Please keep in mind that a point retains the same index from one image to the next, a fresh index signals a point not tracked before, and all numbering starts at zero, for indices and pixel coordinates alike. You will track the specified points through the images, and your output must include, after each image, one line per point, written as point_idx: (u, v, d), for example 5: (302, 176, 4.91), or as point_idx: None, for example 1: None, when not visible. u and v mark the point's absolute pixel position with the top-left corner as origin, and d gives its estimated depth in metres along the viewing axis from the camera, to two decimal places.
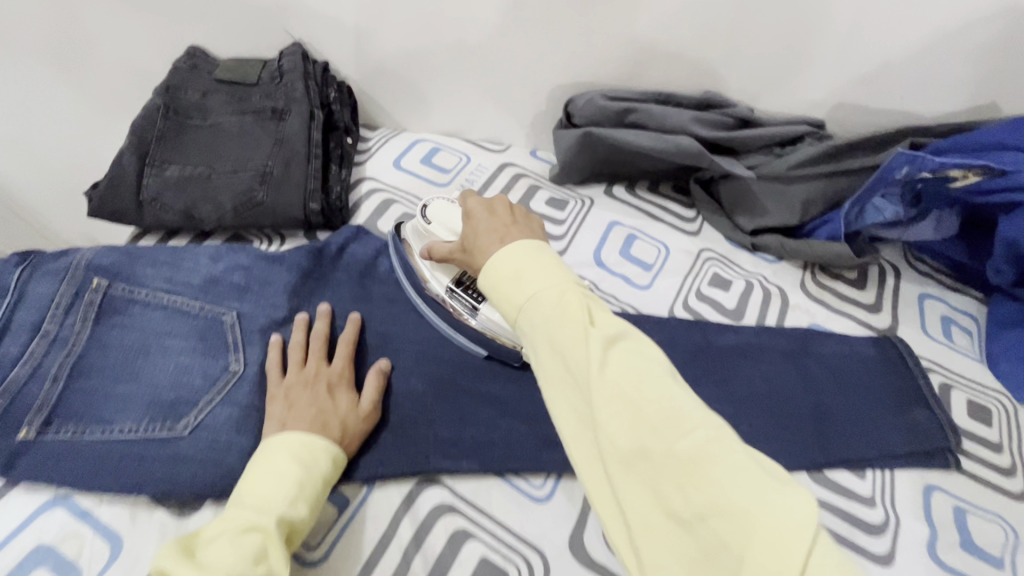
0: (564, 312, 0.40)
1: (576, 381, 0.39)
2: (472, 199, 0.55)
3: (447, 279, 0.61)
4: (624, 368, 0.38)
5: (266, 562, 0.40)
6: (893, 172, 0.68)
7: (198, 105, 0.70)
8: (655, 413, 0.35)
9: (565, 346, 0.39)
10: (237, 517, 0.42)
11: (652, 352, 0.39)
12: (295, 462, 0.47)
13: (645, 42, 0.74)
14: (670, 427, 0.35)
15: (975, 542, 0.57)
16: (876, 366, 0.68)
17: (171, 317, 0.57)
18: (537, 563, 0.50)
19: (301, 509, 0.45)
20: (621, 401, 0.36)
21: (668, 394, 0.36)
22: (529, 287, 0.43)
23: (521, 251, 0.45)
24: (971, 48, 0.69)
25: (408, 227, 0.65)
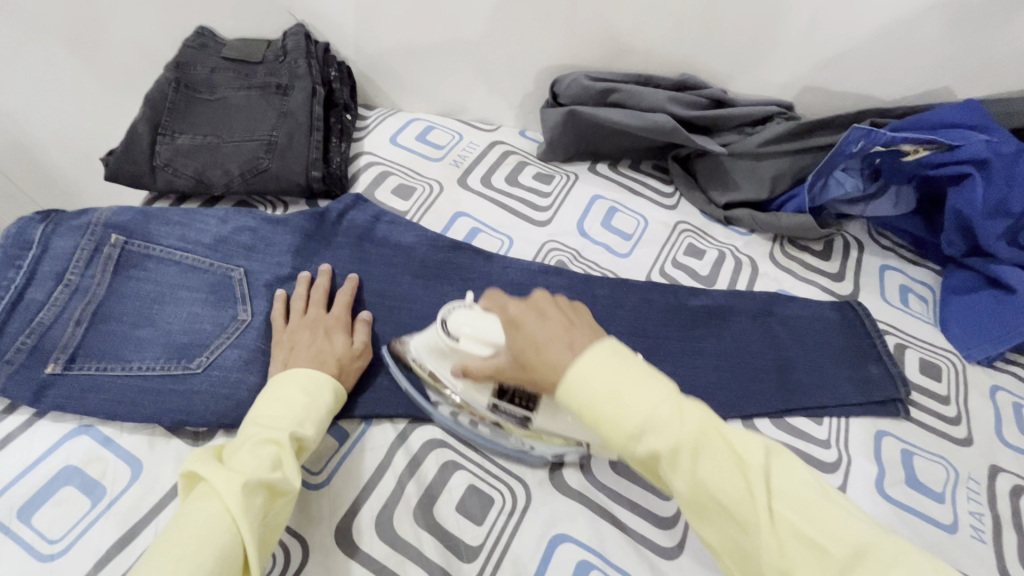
0: (703, 445, 0.40)
1: (738, 516, 0.39)
2: (512, 304, 0.50)
3: (487, 396, 0.56)
4: (785, 495, 0.39)
5: (282, 469, 0.46)
6: (852, 146, 0.73)
7: (207, 80, 0.75)
8: (839, 549, 0.36)
9: (721, 486, 0.39)
10: (254, 432, 0.47)
11: (797, 468, 0.40)
12: (303, 389, 0.52)
13: (626, 27, 0.80)
14: (858, 562, 0.35)
15: (919, 479, 0.62)
16: (837, 327, 0.74)
17: (184, 272, 0.62)
18: (520, 491, 0.55)
19: (310, 428, 0.50)
20: (799, 541, 0.37)
21: (840, 523, 0.37)
22: (638, 412, 0.40)
23: (609, 368, 0.42)
24: (925, 34, 0.74)
25: (420, 348, 0.58)
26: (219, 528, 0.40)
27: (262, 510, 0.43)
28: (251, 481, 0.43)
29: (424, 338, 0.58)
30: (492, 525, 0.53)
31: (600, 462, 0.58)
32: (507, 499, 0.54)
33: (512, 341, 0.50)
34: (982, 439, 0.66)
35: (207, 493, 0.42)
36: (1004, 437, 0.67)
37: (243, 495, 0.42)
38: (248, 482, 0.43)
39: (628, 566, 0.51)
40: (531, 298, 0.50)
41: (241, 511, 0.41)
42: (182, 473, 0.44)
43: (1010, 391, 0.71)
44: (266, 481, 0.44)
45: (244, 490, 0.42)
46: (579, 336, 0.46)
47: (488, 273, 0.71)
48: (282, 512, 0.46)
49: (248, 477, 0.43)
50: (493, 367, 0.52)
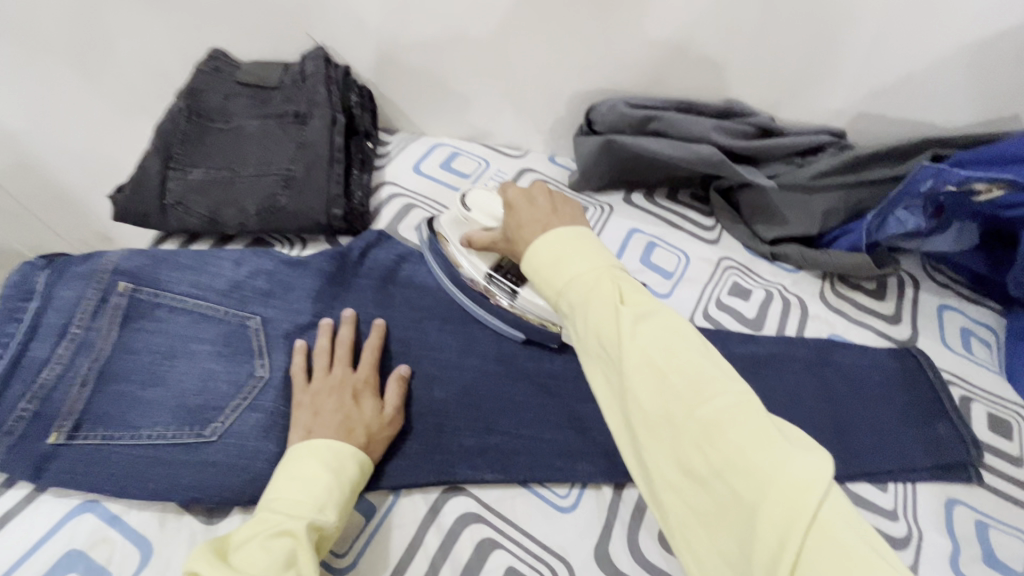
0: (595, 288, 0.40)
1: (605, 351, 0.39)
2: (511, 190, 0.53)
3: (485, 266, 0.62)
4: (652, 336, 0.37)
5: (296, 566, 0.40)
6: (918, 185, 0.67)
7: (220, 108, 0.71)
8: (681, 381, 0.36)
9: (594, 316, 0.39)
10: (270, 521, 0.43)
11: (679, 317, 0.39)
12: (323, 467, 0.47)
13: (667, 50, 0.74)
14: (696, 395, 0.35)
15: (997, 556, 0.57)
16: (896, 378, 0.68)
17: (196, 322, 0.58)
18: (564, 574, 0.50)
19: (331, 515, 0.45)
20: (647, 368, 0.36)
21: (693, 362, 0.36)
22: (568, 268, 0.42)
23: (563, 236, 0.44)
24: (997, 60, 0.68)
25: (442, 217, 0.66)
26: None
27: None
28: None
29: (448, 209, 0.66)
30: None
31: (649, 537, 0.53)
32: None
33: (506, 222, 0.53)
34: None
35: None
36: None
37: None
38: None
39: None
40: (528, 186, 0.52)
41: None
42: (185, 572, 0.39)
43: None
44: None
45: None
46: (558, 218, 0.47)
47: None
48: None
49: None
50: (491, 238, 0.58)
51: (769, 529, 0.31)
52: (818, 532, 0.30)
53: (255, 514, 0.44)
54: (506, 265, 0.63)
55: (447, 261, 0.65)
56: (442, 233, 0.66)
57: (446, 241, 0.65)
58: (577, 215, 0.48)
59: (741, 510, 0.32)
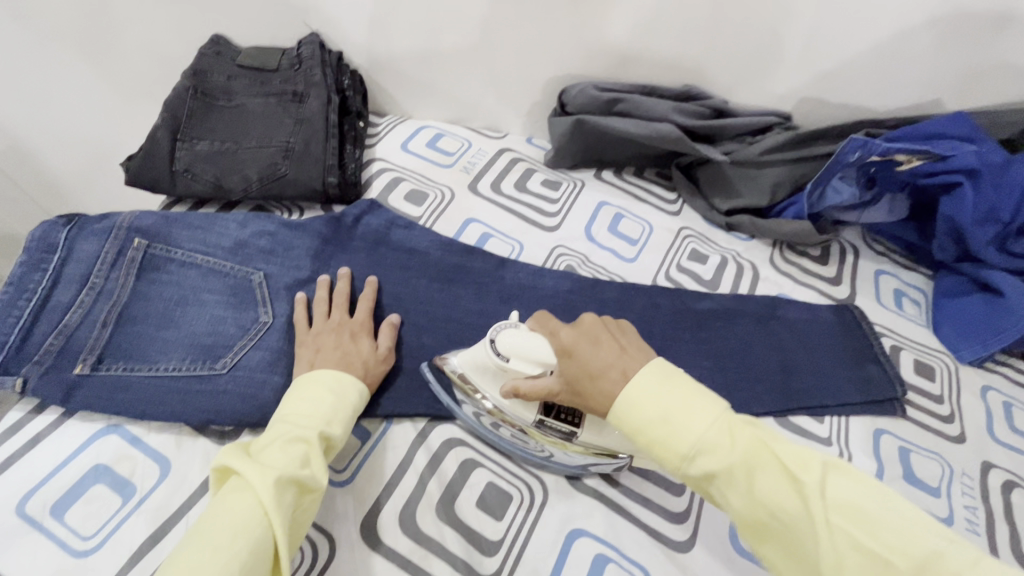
0: (756, 462, 0.42)
1: (798, 536, 0.40)
2: (564, 332, 0.51)
3: (533, 414, 0.55)
4: (842, 508, 0.40)
5: (311, 466, 0.47)
6: (848, 156, 0.76)
7: (223, 87, 0.77)
8: (906, 563, 0.37)
9: (776, 500, 0.41)
10: (284, 430, 0.49)
11: (864, 482, 0.41)
12: (330, 391, 0.53)
13: (632, 39, 0.82)
14: (923, 573, 0.36)
15: (916, 475, 0.65)
16: (833, 330, 0.77)
17: (205, 275, 0.63)
18: (537, 487, 0.57)
19: (336, 428, 0.51)
20: (863, 556, 0.38)
21: (900, 534, 0.38)
22: (691, 432, 0.43)
23: (654, 387, 0.45)
24: (918, 49, 0.77)
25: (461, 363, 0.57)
26: (252, 520, 0.41)
27: (292, 505, 0.45)
28: (282, 477, 0.44)
29: (471, 353, 0.57)
30: (512, 521, 0.55)
31: None
32: (526, 497, 0.56)
33: (564, 368, 0.51)
34: (974, 437, 0.69)
35: (240, 486, 0.44)
36: (995, 435, 0.70)
37: (276, 489, 0.43)
38: (280, 478, 0.44)
39: (643, 559, 0.54)
40: (581, 324, 0.51)
41: (273, 504, 0.42)
42: (214, 466, 0.45)
43: (1000, 391, 0.74)
44: (296, 477, 0.45)
45: (276, 484, 0.43)
46: (632, 360, 0.47)
47: (501, 276, 0.73)
48: (310, 509, 0.47)
49: (280, 473, 0.44)
50: (548, 387, 0.52)
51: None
52: None
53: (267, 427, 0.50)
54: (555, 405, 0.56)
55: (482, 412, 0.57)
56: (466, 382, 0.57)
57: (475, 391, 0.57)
58: (645, 352, 0.49)
59: None
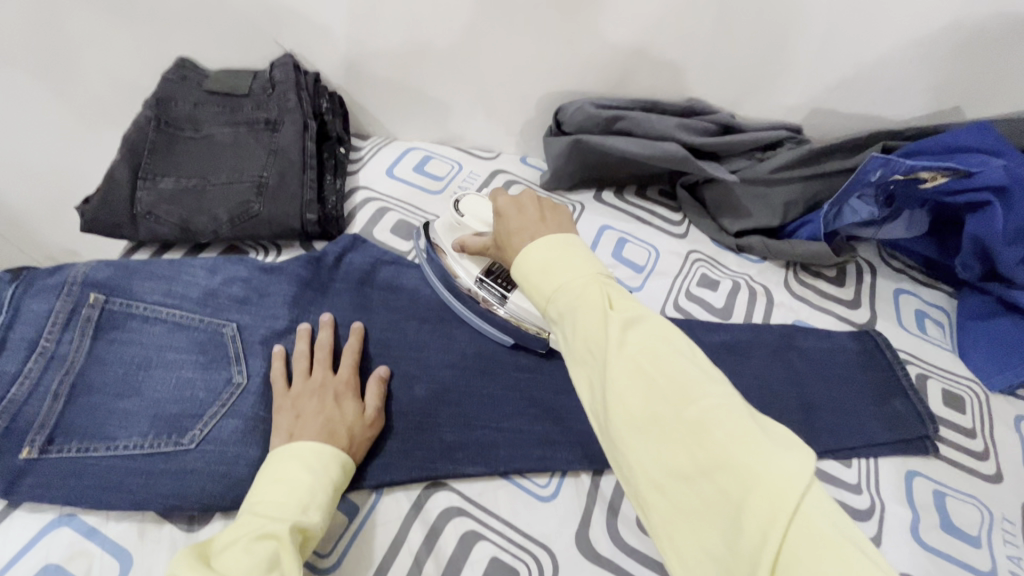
0: (587, 295, 0.41)
1: (593, 356, 0.39)
2: (500, 198, 0.54)
3: (476, 270, 0.62)
4: (640, 342, 0.38)
5: (280, 568, 0.41)
6: (869, 175, 0.71)
7: (189, 116, 0.70)
8: (667, 383, 0.37)
9: (586, 326, 0.40)
10: (251, 524, 0.43)
11: (669, 328, 0.40)
12: (306, 470, 0.47)
13: (630, 52, 0.76)
14: (676, 395, 0.36)
15: (954, 523, 0.60)
16: (856, 359, 0.72)
17: (170, 331, 0.57)
18: (547, 561, 0.52)
19: (314, 516, 0.46)
20: (636, 373, 0.37)
21: (676, 364, 0.37)
22: (558, 277, 0.43)
23: (550, 244, 0.45)
24: (937, 55, 0.72)
25: (437, 223, 0.67)
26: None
27: None
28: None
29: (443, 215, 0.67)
30: None
31: (627, 520, 0.55)
32: (533, 573, 0.51)
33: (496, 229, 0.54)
34: (1012, 475, 0.65)
35: None
36: None
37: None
38: None
39: None
40: (517, 195, 0.53)
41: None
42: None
43: None
44: None
45: None
46: (547, 227, 0.49)
47: None
48: None
49: None
50: (482, 243, 0.59)
51: (753, 521, 0.31)
52: (802, 525, 0.31)
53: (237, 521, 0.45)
54: (498, 270, 0.62)
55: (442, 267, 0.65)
56: (438, 241, 0.66)
57: (443, 249, 0.65)
58: (564, 224, 0.49)
59: (727, 508, 0.33)
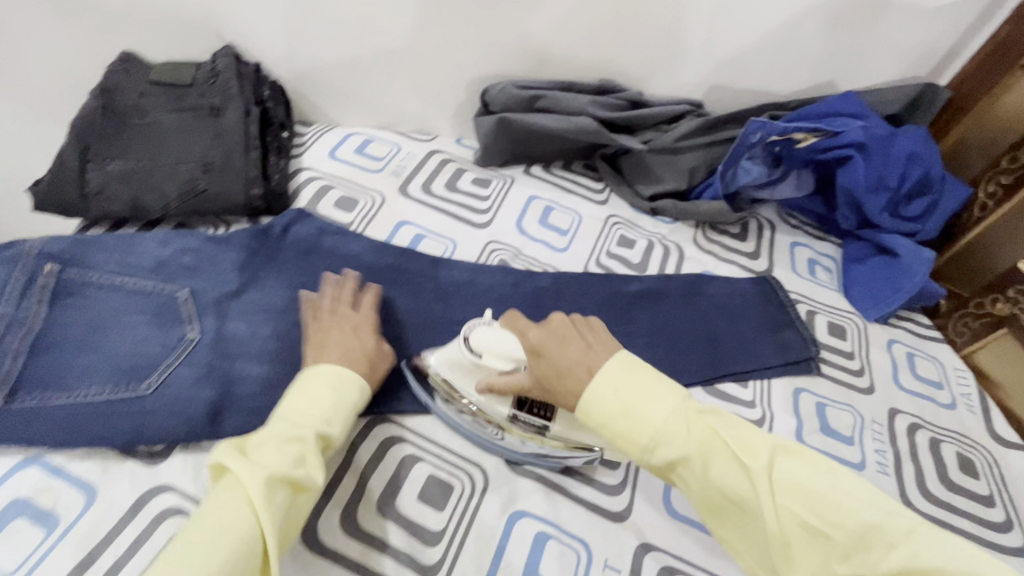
0: (710, 450, 0.47)
1: (751, 514, 0.45)
2: (534, 333, 0.55)
3: (507, 408, 0.59)
4: (786, 488, 0.44)
5: (306, 465, 0.49)
6: (751, 137, 0.82)
7: (136, 105, 0.75)
8: (836, 532, 0.42)
9: (734, 488, 0.46)
10: (284, 427, 0.51)
11: (807, 464, 0.45)
12: (332, 388, 0.54)
13: (546, 37, 0.85)
14: (852, 541, 0.41)
15: (830, 426, 0.71)
16: (753, 299, 0.82)
17: (125, 296, 0.62)
18: (478, 475, 0.59)
19: (336, 428, 0.53)
20: (802, 529, 0.43)
21: (835, 509, 0.42)
22: (654, 426, 0.48)
23: (615, 384, 0.50)
24: (808, 34, 0.83)
25: (438, 363, 0.61)
26: (242, 518, 0.44)
27: (284, 503, 0.47)
28: (273, 476, 0.47)
29: (445, 351, 0.61)
30: (453, 509, 0.56)
31: None
32: (466, 486, 0.58)
33: (534, 368, 0.55)
34: (881, 387, 0.76)
35: (233, 483, 0.46)
36: (900, 383, 0.77)
37: (265, 487, 0.46)
38: (270, 477, 0.47)
39: (583, 532, 0.56)
40: (550, 323, 0.55)
41: (261, 501, 0.45)
42: (213, 463, 0.48)
43: (904, 343, 0.82)
44: (288, 477, 0.48)
45: (266, 484, 0.46)
46: (597, 357, 0.52)
47: (435, 277, 0.75)
48: (304, 506, 0.50)
49: (272, 472, 0.47)
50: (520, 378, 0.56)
51: None
52: None
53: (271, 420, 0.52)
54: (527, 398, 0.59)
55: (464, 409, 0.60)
56: (447, 385, 0.61)
57: (457, 391, 0.60)
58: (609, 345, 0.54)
59: None
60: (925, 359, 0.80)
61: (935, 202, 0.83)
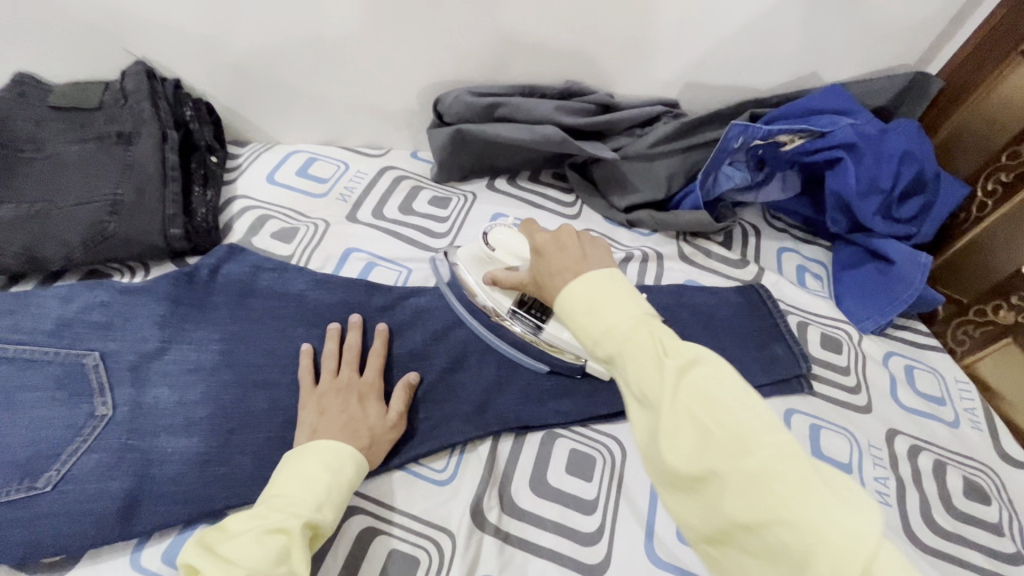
0: (640, 343, 0.39)
1: (649, 404, 0.39)
2: (540, 236, 0.52)
3: (509, 302, 0.64)
4: (696, 390, 0.37)
5: (288, 563, 0.44)
6: (732, 143, 0.75)
7: (31, 136, 0.65)
8: (723, 433, 0.36)
9: (643, 381, 0.39)
10: (269, 516, 0.46)
11: (725, 371, 0.39)
12: (324, 467, 0.50)
13: (501, 38, 0.76)
14: (736, 444, 0.35)
15: (827, 456, 0.65)
16: (737, 308, 0.76)
17: (20, 370, 0.55)
18: (446, 544, 0.54)
19: (327, 515, 0.48)
20: (693, 424, 0.37)
21: (735, 414, 0.36)
22: (603, 319, 0.41)
23: (587, 281, 0.43)
24: (789, 24, 0.75)
25: (462, 254, 0.67)
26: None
27: None
28: None
29: (473, 245, 0.66)
30: None
31: (522, 488, 0.58)
32: (434, 557, 0.53)
33: (535, 269, 0.52)
34: (879, 405, 0.71)
35: None
36: (899, 399, 0.71)
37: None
38: None
39: None
40: (557, 231, 0.51)
41: None
42: (183, 564, 0.43)
43: (902, 355, 0.76)
44: None
45: None
46: (590, 265, 0.46)
47: (388, 313, 0.67)
48: None
49: None
50: (516, 280, 0.58)
51: None
52: None
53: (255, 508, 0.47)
54: (529, 300, 0.64)
55: (471, 301, 0.67)
56: (463, 275, 0.67)
57: (469, 282, 0.67)
58: (606, 262, 0.47)
59: (793, 565, 0.33)
60: (925, 371, 0.75)
61: (929, 203, 0.77)
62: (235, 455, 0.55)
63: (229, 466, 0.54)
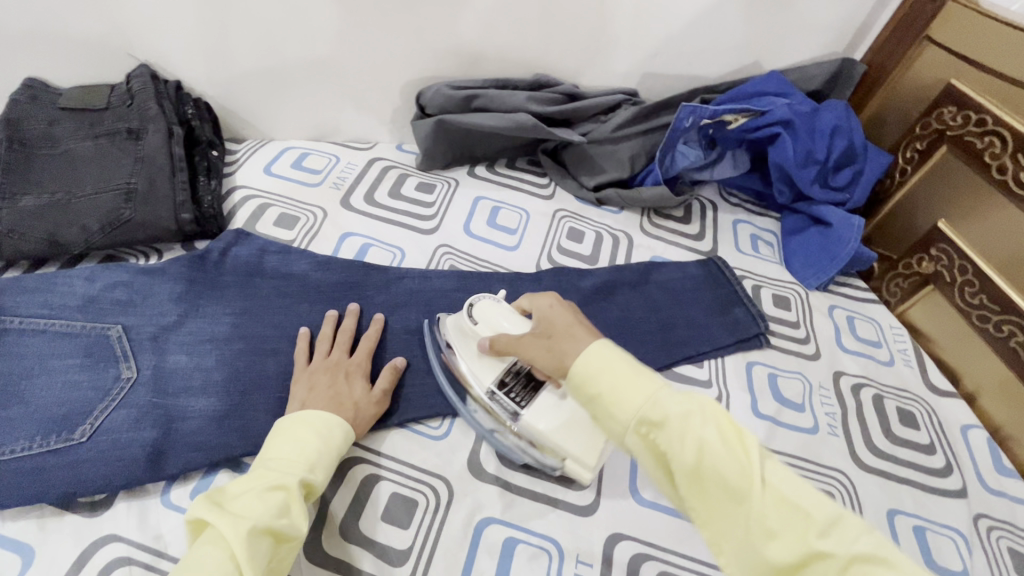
0: (708, 424, 0.43)
1: (734, 492, 0.40)
2: (548, 301, 0.56)
3: (491, 381, 0.61)
4: (774, 476, 0.41)
5: (290, 514, 0.48)
6: (683, 122, 0.84)
7: (45, 134, 0.70)
8: (816, 516, 0.38)
9: (721, 463, 0.41)
10: (269, 476, 0.50)
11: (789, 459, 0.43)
12: (315, 432, 0.55)
13: (476, 37, 0.83)
14: (828, 525, 0.38)
15: (782, 396, 0.74)
16: (700, 280, 0.85)
17: (51, 342, 0.60)
18: (441, 487, 0.59)
19: (319, 474, 0.53)
20: (786, 510, 0.39)
21: (817, 498, 0.40)
22: (660, 399, 0.44)
23: (619, 355, 0.48)
24: (731, 18, 0.85)
25: (450, 321, 0.66)
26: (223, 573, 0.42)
27: (267, 554, 0.45)
28: (256, 526, 0.45)
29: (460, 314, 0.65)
30: (419, 525, 0.57)
31: None
32: (430, 499, 0.58)
33: (541, 326, 0.54)
34: (825, 351, 0.80)
35: (213, 539, 0.44)
36: (843, 346, 0.81)
37: (248, 540, 0.44)
38: (253, 528, 0.45)
39: (552, 531, 0.58)
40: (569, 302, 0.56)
41: (244, 556, 0.43)
42: (188, 520, 0.46)
43: (844, 308, 0.86)
44: (271, 526, 0.46)
45: (249, 536, 0.44)
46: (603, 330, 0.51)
47: (385, 287, 0.74)
48: (288, 558, 0.48)
49: (254, 523, 0.45)
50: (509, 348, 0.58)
51: None
52: None
53: (250, 472, 0.51)
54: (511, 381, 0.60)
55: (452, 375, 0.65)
56: (450, 343, 0.65)
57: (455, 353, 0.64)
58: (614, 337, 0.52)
59: None
60: (864, 320, 0.84)
61: (860, 171, 0.87)
62: (254, 411, 0.61)
63: (248, 421, 0.60)
